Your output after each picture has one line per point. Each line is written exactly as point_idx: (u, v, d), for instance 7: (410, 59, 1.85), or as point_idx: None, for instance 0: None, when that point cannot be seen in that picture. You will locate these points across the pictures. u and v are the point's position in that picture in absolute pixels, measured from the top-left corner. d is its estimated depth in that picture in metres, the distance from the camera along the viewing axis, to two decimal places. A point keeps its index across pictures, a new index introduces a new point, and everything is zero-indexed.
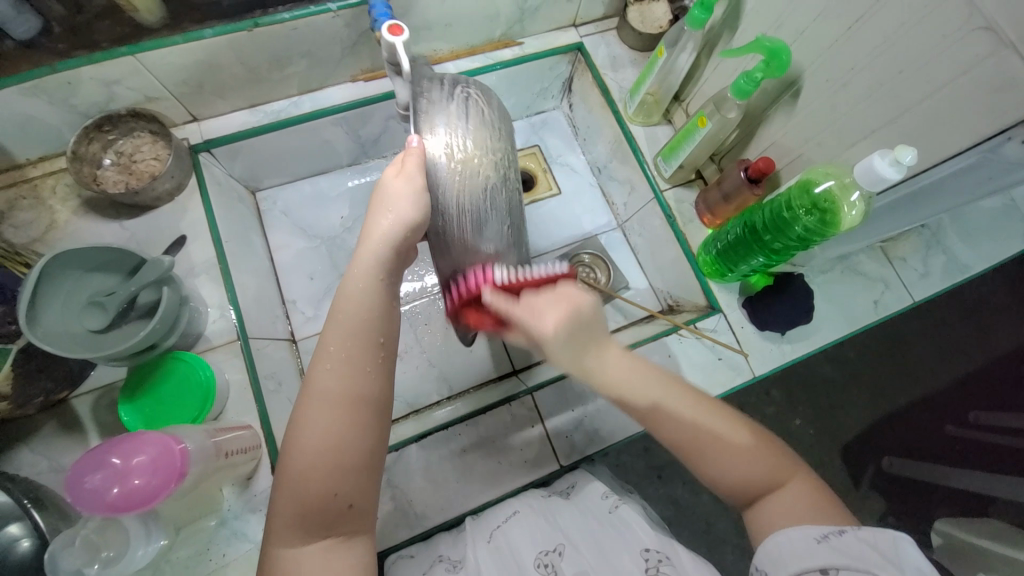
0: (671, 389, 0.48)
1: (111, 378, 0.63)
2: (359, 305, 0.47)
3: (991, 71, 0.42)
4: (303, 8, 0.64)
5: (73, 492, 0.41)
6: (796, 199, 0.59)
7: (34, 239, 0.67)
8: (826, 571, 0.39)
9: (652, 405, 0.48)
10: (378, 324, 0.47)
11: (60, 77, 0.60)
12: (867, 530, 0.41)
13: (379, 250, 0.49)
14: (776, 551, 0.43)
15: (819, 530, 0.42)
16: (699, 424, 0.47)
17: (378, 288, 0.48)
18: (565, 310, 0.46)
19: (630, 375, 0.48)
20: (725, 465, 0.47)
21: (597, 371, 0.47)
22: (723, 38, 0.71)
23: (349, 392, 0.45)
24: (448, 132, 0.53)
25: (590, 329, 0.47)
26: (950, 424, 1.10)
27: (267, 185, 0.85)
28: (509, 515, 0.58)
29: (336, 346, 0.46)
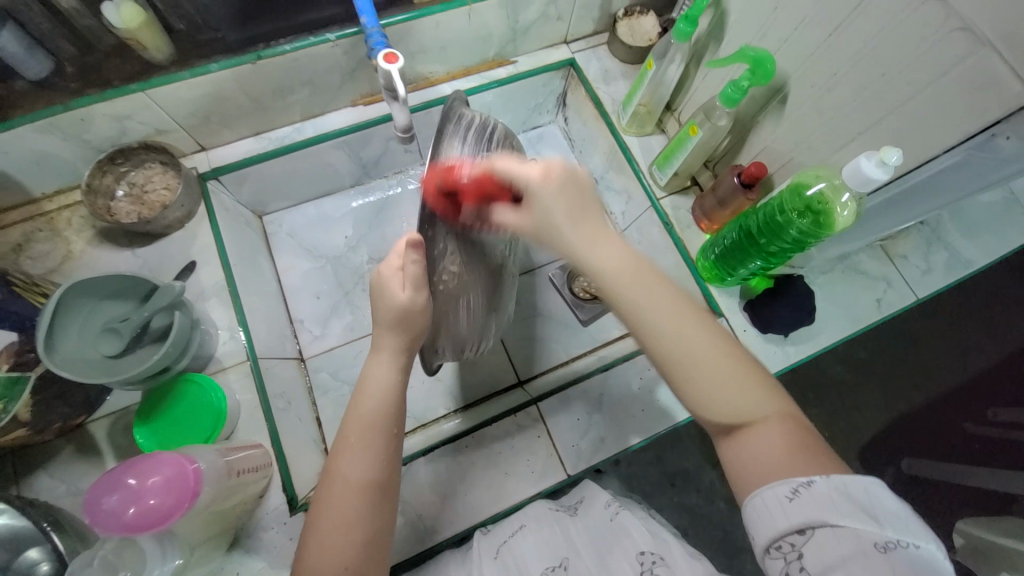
0: (659, 294, 0.43)
1: (127, 402, 0.65)
2: (377, 397, 0.49)
3: (970, 70, 0.43)
4: (304, 40, 0.67)
5: (91, 513, 0.42)
6: (788, 203, 0.59)
7: (51, 269, 0.69)
8: (802, 531, 0.36)
9: (638, 321, 0.43)
10: (394, 413, 0.49)
11: (73, 114, 0.63)
12: (838, 477, 0.37)
13: (393, 348, 0.50)
14: (752, 517, 0.39)
15: (789, 484, 0.38)
16: (686, 336, 0.42)
17: (394, 369, 0.51)
18: (559, 171, 0.45)
19: (613, 257, 0.44)
20: (708, 382, 0.42)
21: (585, 247, 0.44)
22: (710, 48, 0.73)
23: (369, 482, 0.46)
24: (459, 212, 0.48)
25: (577, 186, 0.45)
26: (967, 422, 1.08)
27: (274, 208, 0.88)
28: (516, 530, 0.59)
29: (355, 438, 0.47)
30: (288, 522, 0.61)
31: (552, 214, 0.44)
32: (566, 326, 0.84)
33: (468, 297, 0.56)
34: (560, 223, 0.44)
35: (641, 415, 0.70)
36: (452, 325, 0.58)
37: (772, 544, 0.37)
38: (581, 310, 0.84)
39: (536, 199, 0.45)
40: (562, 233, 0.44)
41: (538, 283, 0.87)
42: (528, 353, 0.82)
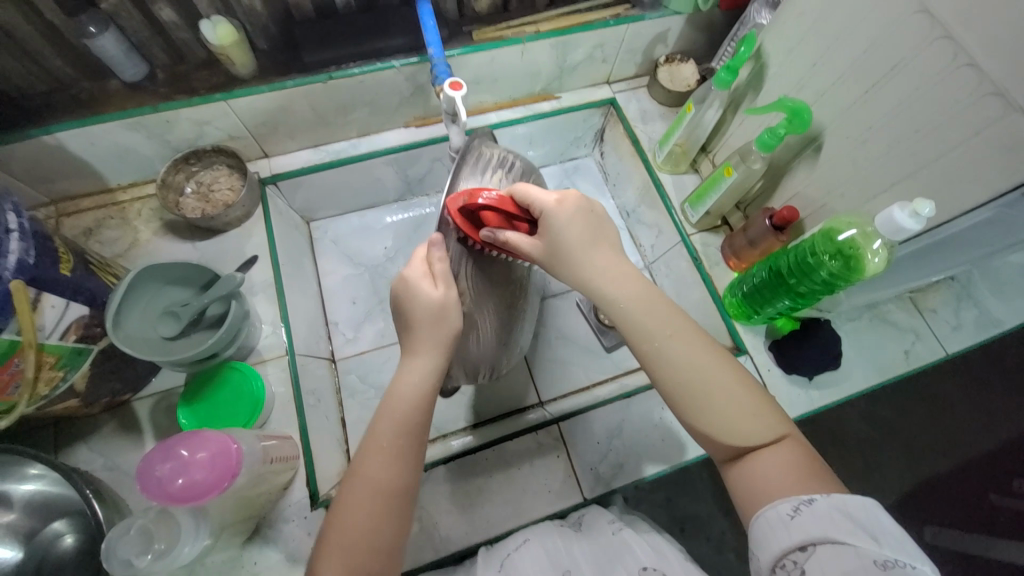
0: (669, 322, 0.47)
1: (170, 384, 0.68)
2: (407, 402, 0.49)
3: (1002, 132, 0.45)
4: (371, 64, 0.73)
5: (143, 478, 0.45)
6: (820, 246, 0.61)
7: (117, 254, 0.75)
8: (805, 548, 0.38)
9: (650, 341, 0.47)
10: (423, 418, 0.49)
11: (160, 116, 0.69)
12: (836, 496, 0.40)
13: (431, 344, 0.51)
14: (758, 536, 0.41)
15: (791, 503, 0.40)
16: (696, 362, 0.46)
17: (430, 378, 0.50)
18: (572, 196, 0.50)
19: (625, 290, 0.49)
20: (717, 406, 0.45)
21: (599, 275, 0.49)
22: (748, 97, 0.77)
23: (391, 485, 0.46)
24: (460, 260, 0.53)
25: (594, 223, 0.50)
26: (994, 492, 1.04)
27: (321, 216, 0.93)
28: (519, 544, 0.59)
29: (382, 442, 0.47)
30: (308, 516, 0.62)
31: (571, 234, 0.48)
32: (589, 350, 0.86)
33: (473, 331, 0.59)
34: (577, 251, 0.48)
35: (660, 444, 0.71)
36: (463, 348, 0.61)
37: (777, 562, 0.39)
38: (606, 336, 0.86)
39: (558, 220, 0.48)
40: (580, 260, 0.49)
41: (564, 307, 0.89)
42: (550, 374, 0.84)
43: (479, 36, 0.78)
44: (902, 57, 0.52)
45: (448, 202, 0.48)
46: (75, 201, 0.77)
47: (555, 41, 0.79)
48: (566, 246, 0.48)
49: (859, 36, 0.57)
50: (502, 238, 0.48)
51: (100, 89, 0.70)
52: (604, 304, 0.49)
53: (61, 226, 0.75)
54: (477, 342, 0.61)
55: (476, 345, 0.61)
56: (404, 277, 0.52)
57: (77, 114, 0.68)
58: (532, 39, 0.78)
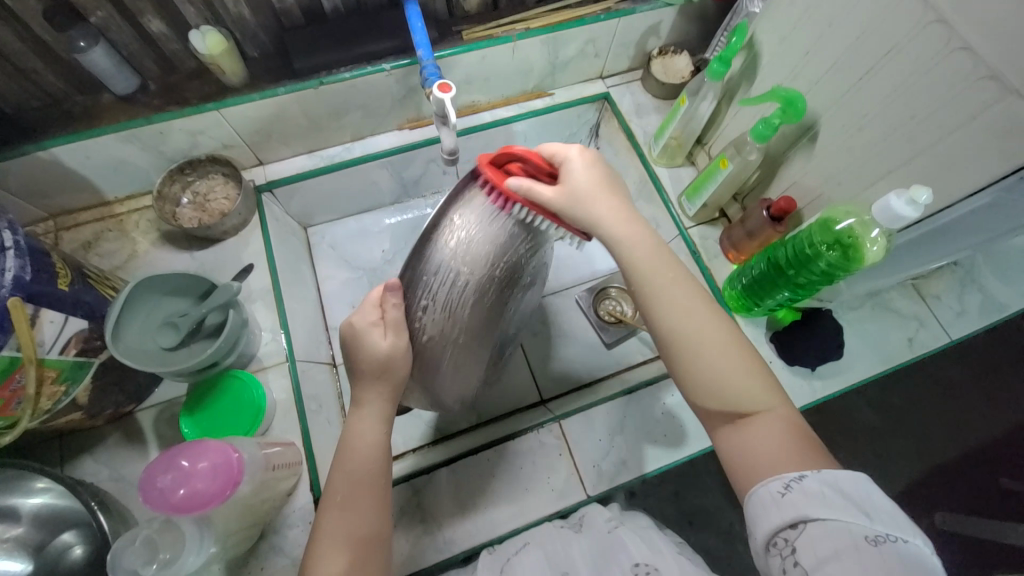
0: (676, 274, 0.48)
1: (173, 394, 0.69)
2: (360, 456, 0.51)
3: (998, 115, 0.45)
4: (361, 68, 0.73)
5: (144, 490, 0.45)
6: (817, 236, 0.60)
7: (116, 266, 0.75)
8: (795, 526, 0.38)
9: (650, 283, 0.47)
10: (378, 467, 0.51)
11: (153, 127, 0.70)
12: (827, 472, 0.39)
13: (373, 399, 0.53)
14: (750, 514, 0.41)
15: (781, 480, 0.40)
16: (702, 321, 0.46)
17: (380, 436, 0.52)
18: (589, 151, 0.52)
19: (640, 239, 0.49)
20: (716, 364, 0.45)
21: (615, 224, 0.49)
22: (742, 87, 0.76)
23: (360, 531, 0.48)
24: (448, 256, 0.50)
25: (611, 177, 0.51)
26: (1005, 477, 1.03)
27: (318, 221, 0.94)
28: (518, 548, 0.59)
29: (340, 498, 0.49)
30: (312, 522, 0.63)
31: (591, 182, 0.50)
32: (590, 347, 0.86)
33: (456, 351, 0.54)
34: (593, 198, 0.49)
35: (663, 440, 0.70)
36: (437, 388, 0.57)
37: (768, 540, 0.39)
38: (606, 332, 0.86)
39: (579, 168, 0.50)
40: (596, 204, 0.49)
41: (563, 304, 0.89)
42: (551, 373, 0.84)
43: (469, 36, 0.77)
44: (896, 41, 0.51)
45: (481, 156, 0.50)
46: (73, 214, 0.77)
47: (545, 38, 0.79)
48: (581, 190, 0.49)
49: (852, 22, 0.56)
50: (525, 184, 0.47)
51: (92, 101, 0.70)
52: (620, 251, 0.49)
53: (60, 239, 0.76)
54: (456, 379, 0.57)
55: (459, 373, 0.56)
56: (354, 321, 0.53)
57: (70, 128, 0.68)
58: (523, 36, 0.77)
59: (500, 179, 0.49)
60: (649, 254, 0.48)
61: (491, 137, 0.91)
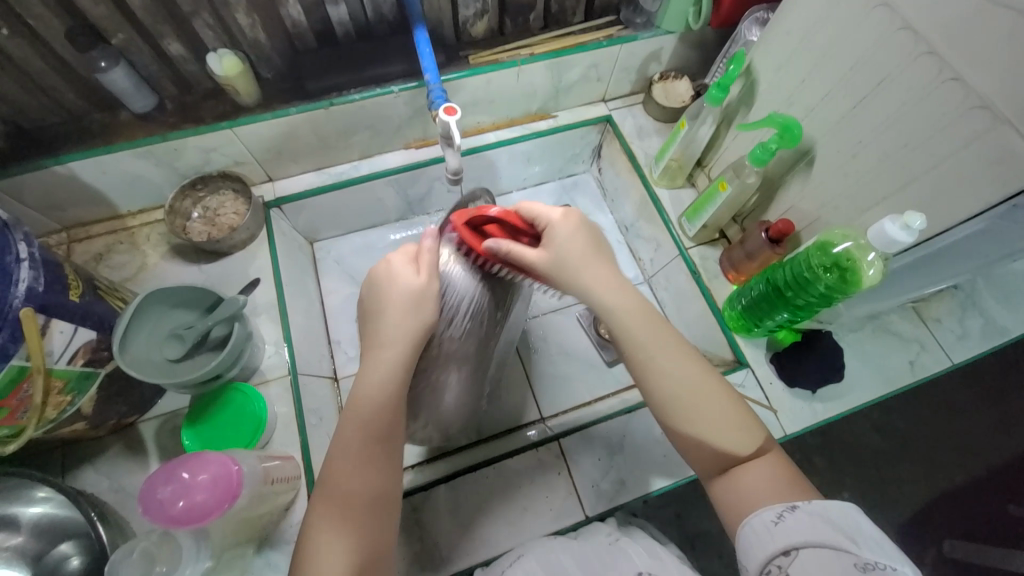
0: (665, 336, 0.50)
1: (174, 405, 0.69)
2: (371, 397, 0.48)
3: (990, 144, 0.46)
4: (371, 90, 0.76)
5: (144, 501, 0.46)
6: (816, 259, 0.61)
7: (125, 277, 0.77)
8: (787, 553, 0.39)
9: (636, 337, 0.49)
10: (393, 408, 0.49)
11: (169, 144, 0.72)
12: (816, 503, 0.41)
13: (396, 348, 0.50)
14: (744, 546, 0.42)
15: (774, 511, 0.42)
16: (687, 373, 0.48)
17: (393, 387, 0.49)
18: (574, 214, 0.53)
19: (623, 298, 0.50)
20: (701, 425, 0.47)
21: (597, 287, 0.50)
22: (740, 113, 0.78)
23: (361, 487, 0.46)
24: (480, 236, 0.56)
25: (596, 239, 0.53)
26: (1015, 502, 1.01)
27: (324, 236, 0.95)
28: (516, 558, 0.58)
29: (348, 446, 0.47)
30: None
31: (577, 245, 0.51)
32: (591, 366, 0.86)
33: (442, 390, 0.60)
34: (578, 262, 0.50)
35: (662, 460, 0.70)
36: (434, 413, 0.63)
37: (763, 568, 0.40)
38: (606, 351, 0.87)
39: (559, 232, 0.51)
40: (578, 271, 0.50)
41: (564, 322, 0.90)
42: (551, 390, 0.84)
43: (475, 60, 0.80)
44: (890, 72, 0.53)
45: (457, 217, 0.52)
46: (87, 226, 0.79)
47: (549, 62, 0.81)
48: (568, 255, 0.50)
49: (846, 52, 0.57)
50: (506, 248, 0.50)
51: (110, 119, 0.72)
52: (608, 311, 0.50)
53: (73, 251, 0.77)
54: (449, 398, 0.62)
55: (453, 400, 0.63)
56: (388, 261, 0.54)
57: (89, 144, 0.71)
58: (527, 61, 0.80)
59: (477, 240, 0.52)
60: (639, 307, 0.50)
61: (495, 156, 0.93)
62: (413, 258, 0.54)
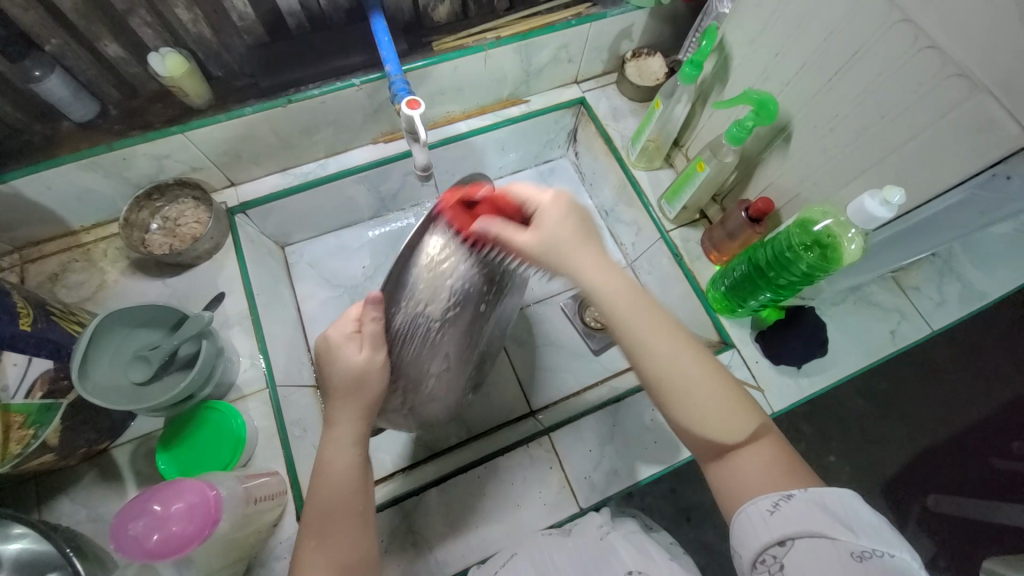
0: (657, 321, 0.47)
1: (149, 428, 0.67)
2: (333, 481, 0.50)
3: (967, 113, 0.45)
4: (331, 84, 0.72)
5: (117, 538, 0.43)
6: (796, 238, 0.61)
7: (84, 297, 0.73)
8: (784, 543, 0.40)
9: (627, 324, 0.47)
10: (357, 484, 0.51)
11: (116, 153, 0.67)
12: (814, 491, 0.41)
13: (347, 429, 0.51)
14: (739, 533, 0.43)
15: (770, 500, 0.42)
16: (681, 358, 0.46)
17: (356, 466, 0.51)
18: (563, 197, 0.51)
19: (615, 282, 0.48)
20: (699, 407, 0.45)
21: (585, 271, 0.48)
22: (715, 89, 0.76)
23: (337, 563, 0.48)
24: (427, 270, 0.49)
25: (586, 221, 0.50)
26: (994, 456, 1.04)
27: (295, 239, 0.92)
28: (508, 558, 0.58)
29: (313, 532, 0.49)
30: None
31: (565, 228, 0.49)
32: (578, 355, 0.85)
33: (430, 386, 0.56)
34: (567, 248, 0.48)
35: (653, 446, 0.70)
36: (419, 412, 0.59)
37: (757, 558, 0.41)
38: (593, 339, 0.86)
39: (546, 212, 0.49)
40: (569, 255, 0.48)
41: (549, 313, 0.88)
42: (539, 383, 0.83)
43: (440, 47, 0.76)
44: (865, 42, 0.51)
45: (443, 198, 0.50)
46: (38, 246, 0.74)
47: (517, 45, 0.78)
48: (558, 240, 0.48)
49: (819, 23, 0.56)
50: (495, 231, 0.48)
51: (51, 130, 0.68)
52: (596, 297, 0.48)
53: (25, 273, 0.73)
54: (433, 402, 0.59)
55: (442, 396, 0.59)
56: (327, 337, 0.52)
57: (29, 158, 0.66)
58: (494, 45, 0.76)
59: (465, 220, 0.49)
60: (629, 294, 0.47)
61: (468, 146, 0.90)
62: (356, 326, 0.52)
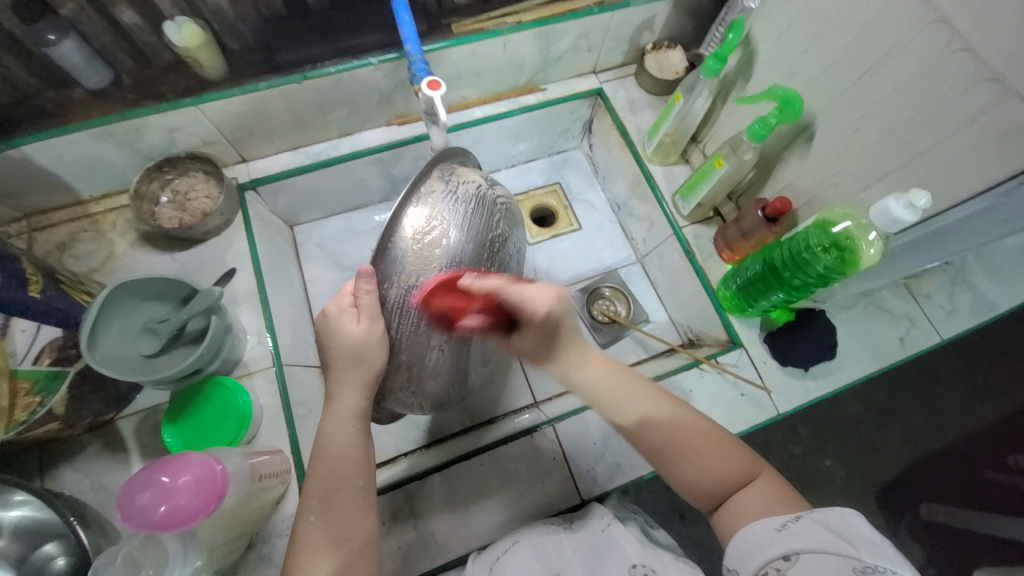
0: (646, 396, 0.52)
1: (155, 401, 0.67)
2: (333, 457, 0.50)
3: (999, 119, 0.44)
4: (348, 62, 0.71)
5: (123, 508, 0.43)
6: (815, 239, 0.60)
7: (92, 268, 0.72)
8: (788, 558, 0.39)
9: (619, 404, 0.52)
10: (361, 461, 0.51)
11: (129, 123, 0.66)
12: (820, 512, 0.41)
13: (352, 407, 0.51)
14: (743, 549, 0.42)
15: (778, 520, 0.42)
16: (673, 427, 0.50)
17: (358, 442, 0.51)
18: (557, 298, 0.50)
19: (601, 372, 0.53)
20: (696, 463, 0.49)
21: (578, 370, 0.53)
22: (737, 85, 0.75)
23: (338, 538, 0.48)
24: (412, 244, 0.51)
25: (569, 312, 0.52)
26: (990, 469, 1.06)
27: (304, 220, 0.91)
28: (510, 545, 0.58)
29: (314, 506, 0.49)
30: None
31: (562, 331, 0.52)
32: None
33: (437, 356, 0.54)
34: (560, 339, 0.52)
35: None
36: (431, 390, 0.56)
37: (761, 570, 0.40)
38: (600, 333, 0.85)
39: (540, 321, 0.50)
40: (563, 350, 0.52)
41: None
42: (544, 374, 0.83)
43: (459, 29, 0.75)
44: (897, 41, 0.50)
45: (423, 290, 0.50)
46: (46, 214, 0.74)
47: (537, 31, 0.77)
48: (553, 330, 0.51)
49: (851, 20, 0.55)
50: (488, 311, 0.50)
51: (64, 97, 0.67)
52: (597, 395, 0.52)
53: (33, 241, 0.72)
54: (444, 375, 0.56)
55: (452, 369, 0.56)
56: (325, 314, 0.52)
57: (41, 124, 0.65)
58: (514, 30, 0.75)
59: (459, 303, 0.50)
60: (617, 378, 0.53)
61: (482, 133, 0.89)
62: (353, 302, 0.52)
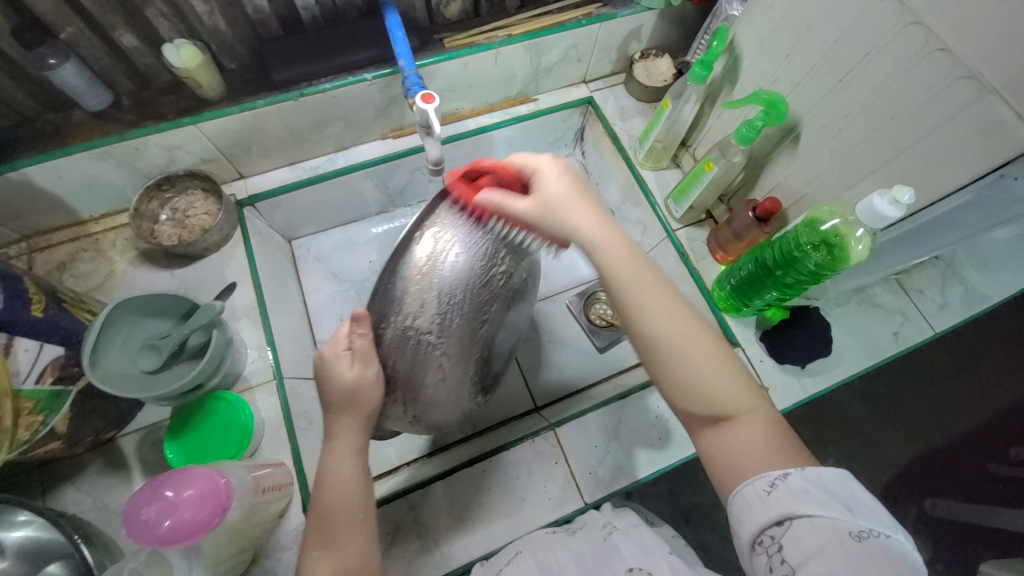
0: (653, 279, 0.47)
1: (156, 417, 0.67)
2: (334, 490, 0.50)
3: (976, 115, 0.46)
4: (343, 78, 0.72)
5: (129, 523, 0.44)
6: (804, 237, 0.61)
7: (92, 287, 0.73)
8: (781, 523, 0.39)
9: (625, 283, 0.46)
10: (361, 489, 0.51)
11: (129, 143, 0.67)
12: (810, 469, 0.41)
13: (350, 430, 0.52)
14: (737, 513, 0.42)
15: (766, 479, 0.41)
16: (681, 332, 0.45)
17: (359, 475, 0.52)
18: (561, 162, 0.50)
19: (609, 235, 0.47)
20: (700, 373, 0.45)
21: (579, 227, 0.47)
22: (724, 90, 0.77)
23: (342, 564, 0.48)
24: (416, 277, 0.50)
25: (582, 182, 0.49)
26: (993, 463, 1.05)
27: (302, 233, 0.92)
28: (512, 557, 0.58)
29: (317, 537, 0.49)
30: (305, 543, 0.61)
31: (575, 206, 0.47)
32: (583, 353, 0.86)
33: (432, 389, 0.54)
34: (566, 203, 0.47)
35: (657, 443, 0.70)
36: (429, 416, 0.57)
37: (755, 539, 0.41)
38: (598, 337, 0.86)
39: (546, 187, 0.48)
40: (565, 212, 0.47)
41: (554, 310, 0.89)
42: (544, 379, 0.83)
43: (451, 44, 0.77)
44: (875, 44, 0.52)
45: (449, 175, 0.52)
46: (47, 234, 0.75)
47: (527, 43, 0.79)
48: (555, 200, 0.47)
49: (831, 25, 0.56)
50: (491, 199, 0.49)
51: (64, 120, 0.68)
52: (599, 263, 0.47)
53: (34, 261, 0.73)
54: (439, 407, 0.57)
55: (448, 400, 0.56)
56: (320, 355, 0.52)
57: (41, 146, 0.66)
58: (504, 43, 0.77)
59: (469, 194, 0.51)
60: (628, 253, 0.47)
61: (476, 143, 0.90)
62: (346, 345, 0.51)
